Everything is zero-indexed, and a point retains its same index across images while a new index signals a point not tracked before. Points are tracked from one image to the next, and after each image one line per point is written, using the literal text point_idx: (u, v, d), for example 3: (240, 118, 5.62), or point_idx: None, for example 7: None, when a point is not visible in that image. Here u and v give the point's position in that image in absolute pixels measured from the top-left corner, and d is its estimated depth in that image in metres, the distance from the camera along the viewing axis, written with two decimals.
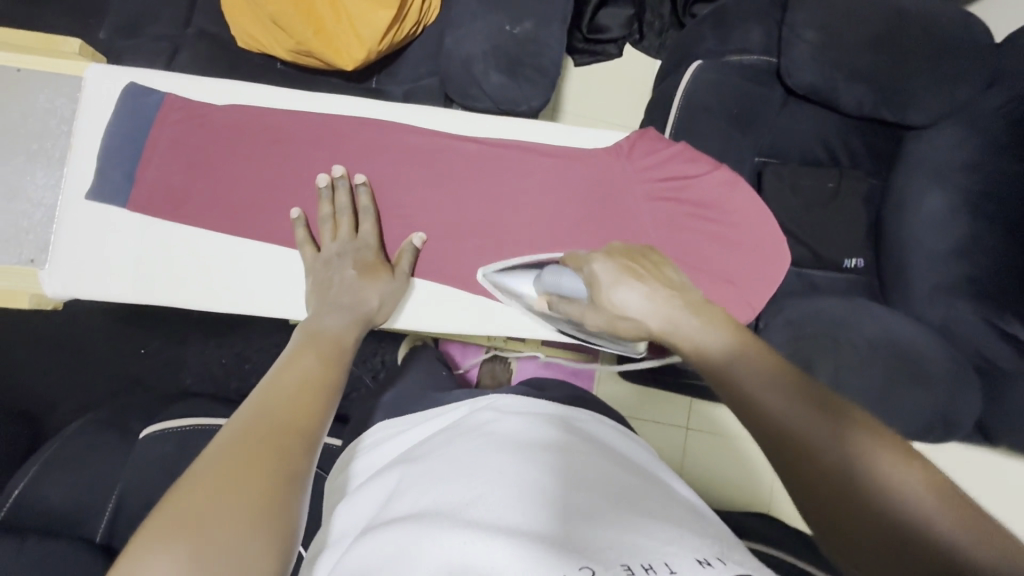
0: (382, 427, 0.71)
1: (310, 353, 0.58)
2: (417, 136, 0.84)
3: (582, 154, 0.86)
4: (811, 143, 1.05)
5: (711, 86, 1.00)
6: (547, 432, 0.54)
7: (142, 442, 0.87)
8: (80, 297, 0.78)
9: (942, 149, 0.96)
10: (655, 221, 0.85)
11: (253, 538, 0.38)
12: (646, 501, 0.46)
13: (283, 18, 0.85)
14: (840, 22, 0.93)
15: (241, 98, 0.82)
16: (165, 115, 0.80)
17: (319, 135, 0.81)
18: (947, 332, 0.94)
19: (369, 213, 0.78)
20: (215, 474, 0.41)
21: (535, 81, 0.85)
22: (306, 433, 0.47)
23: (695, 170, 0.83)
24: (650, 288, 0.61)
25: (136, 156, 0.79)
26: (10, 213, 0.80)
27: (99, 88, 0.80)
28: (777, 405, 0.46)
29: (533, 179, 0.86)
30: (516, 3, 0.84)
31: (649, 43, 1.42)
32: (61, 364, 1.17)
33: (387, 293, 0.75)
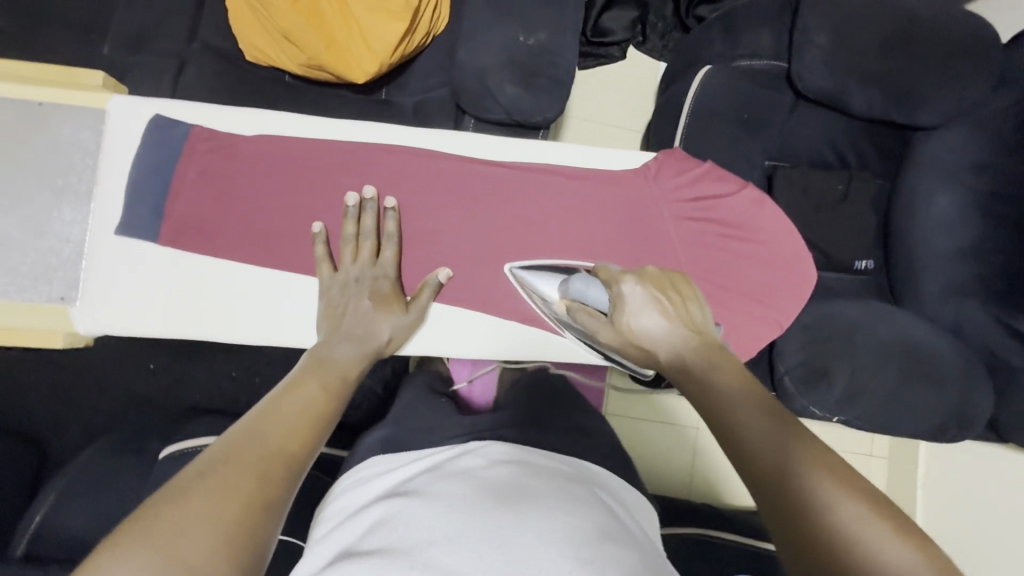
0: (369, 457, 0.73)
1: (313, 383, 0.60)
2: (438, 157, 0.83)
3: (602, 171, 0.86)
4: (820, 146, 1.05)
5: (720, 91, 1.00)
6: (525, 479, 0.56)
7: (160, 463, 0.86)
8: (112, 332, 0.77)
9: (948, 151, 0.97)
10: (682, 239, 0.86)
11: (218, 558, 0.38)
12: (607, 550, 0.47)
13: (293, 33, 0.84)
14: (850, 24, 0.93)
15: (265, 125, 0.81)
16: (192, 147, 0.79)
17: (346, 162, 0.81)
18: (958, 331, 0.95)
19: (391, 240, 0.78)
20: (196, 487, 0.42)
21: (549, 92, 0.84)
22: (291, 459, 0.49)
23: (723, 191, 0.86)
24: (671, 321, 0.65)
25: (164, 188, 0.78)
26: (37, 251, 0.77)
27: (125, 121, 0.79)
28: (766, 442, 0.49)
29: (553, 196, 0.85)
30: (528, 13, 0.84)
31: (652, 45, 1.42)
32: (70, 384, 1.16)
33: (399, 326, 0.75)
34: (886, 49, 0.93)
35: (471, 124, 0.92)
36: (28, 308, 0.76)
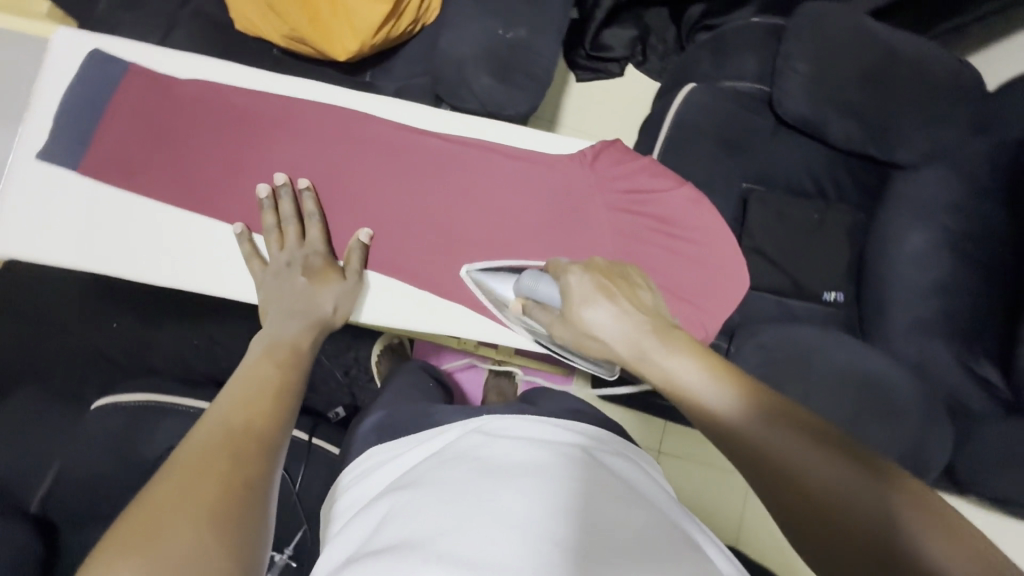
0: (366, 454, 0.69)
1: (269, 362, 0.62)
2: (378, 125, 0.82)
3: (542, 156, 0.84)
4: (800, 174, 1.05)
5: (702, 110, 1.02)
6: (537, 451, 0.54)
7: (92, 413, 0.85)
8: (20, 258, 0.76)
9: (926, 188, 0.95)
10: (615, 231, 0.82)
11: (205, 547, 0.41)
12: (624, 521, 0.46)
13: (279, 4, 0.86)
14: (831, 56, 0.95)
15: (206, 74, 0.82)
16: (127, 83, 0.79)
17: (283, 119, 0.81)
18: (921, 372, 0.92)
19: (314, 218, 0.77)
20: (166, 488, 0.44)
21: (525, 87, 0.85)
22: (258, 436, 0.52)
23: (659, 186, 0.82)
24: (620, 307, 0.63)
25: (92, 120, 0.78)
26: None
27: (66, 50, 0.79)
28: (797, 449, 0.48)
29: (493, 178, 0.83)
30: (511, 10, 0.85)
31: (652, 65, 1.42)
32: (30, 333, 1.18)
33: (343, 294, 0.75)
34: (863, 84, 0.94)
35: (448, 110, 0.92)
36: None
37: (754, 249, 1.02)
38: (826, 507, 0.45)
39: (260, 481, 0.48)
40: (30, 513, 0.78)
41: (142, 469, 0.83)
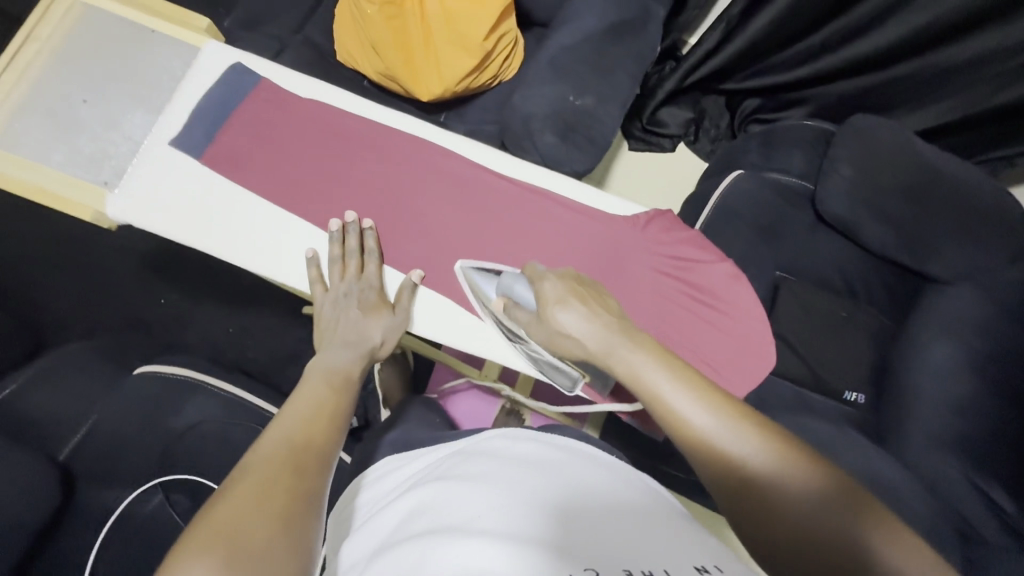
0: (375, 466, 0.73)
1: (322, 386, 0.67)
2: (462, 162, 0.89)
3: (600, 213, 0.86)
4: (828, 270, 1.07)
5: (744, 197, 1.08)
6: (553, 454, 0.59)
7: (133, 377, 0.92)
8: (134, 225, 0.84)
9: (956, 307, 0.98)
10: (651, 291, 0.84)
11: (280, 544, 0.45)
12: (641, 507, 0.51)
13: (379, 44, 0.93)
14: (878, 166, 1.00)
15: (319, 95, 0.92)
16: (255, 94, 0.90)
17: (376, 142, 0.89)
18: (931, 489, 0.91)
19: (373, 255, 0.82)
20: (238, 493, 0.48)
21: (585, 148, 0.93)
22: (316, 451, 0.57)
23: (703, 258, 0.85)
24: (589, 308, 0.67)
25: (222, 120, 0.88)
26: (101, 140, 0.89)
27: (210, 56, 0.91)
28: (790, 477, 0.49)
29: (555, 224, 0.86)
30: (583, 79, 0.93)
31: (701, 146, 1.51)
32: (87, 293, 1.29)
33: (391, 329, 0.79)
34: (906, 196, 0.99)
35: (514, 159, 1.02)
36: (72, 182, 0.86)
37: (780, 334, 1.04)
38: (813, 529, 0.47)
39: (316, 490, 0.53)
40: (56, 460, 0.80)
41: (165, 437, 0.87)
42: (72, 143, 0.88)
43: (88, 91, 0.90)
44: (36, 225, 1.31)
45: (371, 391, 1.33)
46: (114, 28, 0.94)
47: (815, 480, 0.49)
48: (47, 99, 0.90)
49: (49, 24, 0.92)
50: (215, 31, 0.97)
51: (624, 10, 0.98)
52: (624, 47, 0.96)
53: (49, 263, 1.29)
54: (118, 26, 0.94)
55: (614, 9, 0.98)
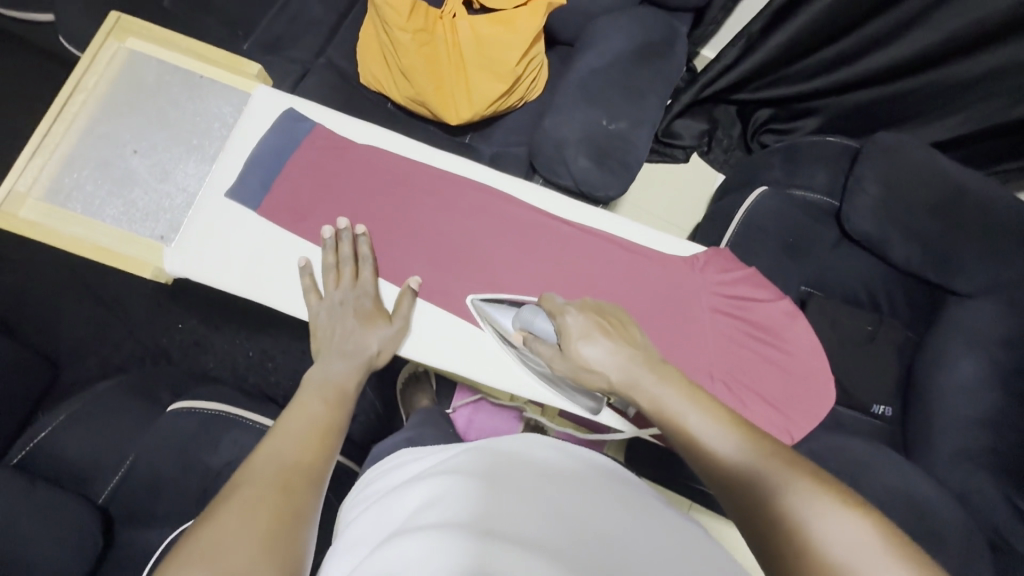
0: (404, 451, 0.86)
1: (316, 399, 0.69)
2: (521, 207, 0.86)
3: (658, 254, 0.83)
4: (856, 286, 1.09)
5: (770, 213, 1.09)
6: (566, 464, 0.66)
7: (168, 414, 0.88)
8: (192, 278, 0.82)
9: (982, 321, 0.99)
10: (711, 333, 0.80)
11: (262, 563, 0.49)
12: (645, 518, 0.58)
13: (409, 71, 0.90)
14: (904, 182, 1.02)
15: (373, 140, 0.89)
16: (312, 140, 0.87)
17: (432, 186, 0.87)
18: (964, 501, 0.94)
19: (367, 262, 0.80)
20: (231, 507, 0.52)
21: (618, 174, 0.92)
22: (309, 469, 0.60)
23: (761, 296, 0.81)
24: (615, 343, 0.66)
25: (276, 168, 0.86)
26: (156, 193, 0.88)
27: (263, 104, 0.89)
28: (759, 465, 0.51)
29: (615, 268, 0.82)
30: (615, 103, 0.93)
31: (715, 156, 1.51)
32: (104, 321, 1.27)
33: (388, 340, 0.77)
34: (932, 213, 1.00)
35: (539, 182, 1.00)
36: (130, 238, 0.85)
37: None
38: (741, 487, 0.51)
39: (305, 509, 0.56)
40: (96, 505, 0.81)
41: (199, 474, 0.84)
42: (125, 195, 0.87)
43: (138, 141, 0.89)
44: (50, 252, 1.29)
45: (394, 412, 1.32)
46: (160, 74, 0.92)
47: (780, 469, 0.50)
48: (96, 150, 0.88)
49: (95, 72, 0.90)
50: (264, 75, 0.94)
51: (652, 32, 0.98)
52: (653, 69, 0.96)
53: (64, 291, 1.27)
54: (166, 73, 0.92)
55: (642, 32, 0.98)
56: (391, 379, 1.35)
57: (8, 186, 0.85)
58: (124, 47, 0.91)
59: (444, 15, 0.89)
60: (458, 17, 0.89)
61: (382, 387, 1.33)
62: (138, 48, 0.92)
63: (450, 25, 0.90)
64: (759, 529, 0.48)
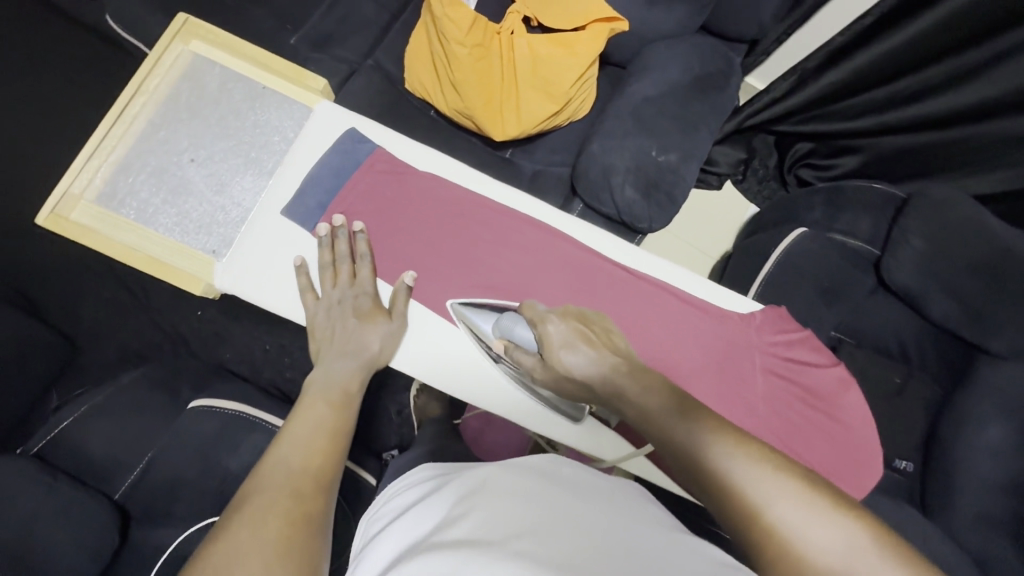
0: (421, 468, 0.84)
1: (321, 402, 0.69)
2: (578, 248, 0.83)
3: (714, 308, 0.80)
4: (886, 336, 1.08)
5: (807, 256, 1.07)
6: (589, 480, 0.65)
7: (188, 412, 0.87)
8: (240, 296, 0.82)
9: (1018, 385, 0.95)
10: (766, 395, 0.75)
11: (275, 565, 0.49)
12: (673, 532, 0.56)
13: (461, 83, 0.87)
14: (948, 237, 0.99)
15: (431, 161, 0.88)
16: (371, 163, 0.86)
17: (490, 218, 0.85)
18: (982, 566, 0.92)
19: (366, 259, 0.80)
20: (241, 516, 0.53)
21: (664, 207, 0.91)
22: (319, 473, 0.60)
23: (814, 360, 0.78)
24: (598, 352, 0.66)
25: (334, 189, 0.85)
26: (211, 205, 0.87)
27: (323, 121, 0.87)
28: (702, 440, 0.53)
29: (668, 319, 0.78)
30: (665, 133, 0.91)
31: (748, 185, 1.51)
32: (127, 304, 1.29)
33: (388, 335, 0.77)
34: (974, 271, 0.98)
35: (577, 209, 1.00)
36: (181, 250, 0.85)
37: None
38: (733, 496, 0.49)
39: (318, 514, 0.56)
40: (113, 501, 0.81)
41: (216, 476, 0.84)
42: (179, 205, 0.86)
43: (196, 149, 0.88)
44: None
45: (406, 418, 1.32)
46: (223, 81, 0.91)
47: (768, 476, 0.49)
48: (153, 156, 0.88)
49: (158, 74, 0.89)
50: (328, 89, 0.93)
51: (707, 64, 0.97)
52: (706, 101, 0.95)
53: (91, 271, 1.29)
54: (229, 80, 0.91)
55: (698, 63, 0.97)
56: (406, 384, 1.34)
57: (62, 188, 0.85)
58: (188, 50, 0.90)
59: (502, 31, 0.87)
60: (517, 34, 0.87)
61: (396, 392, 1.32)
62: (201, 51, 0.91)
63: (507, 41, 0.87)
64: (755, 542, 0.47)
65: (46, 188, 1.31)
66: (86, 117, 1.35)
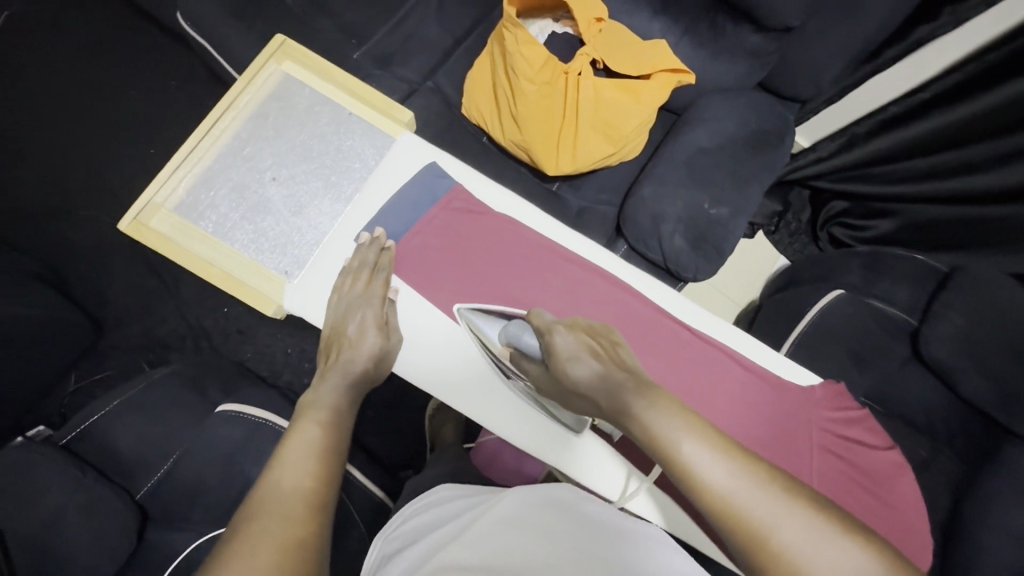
0: (446, 487, 0.81)
1: (311, 423, 0.67)
2: (638, 300, 0.82)
3: (774, 378, 0.79)
4: (914, 409, 1.06)
5: (842, 319, 1.08)
6: (581, 507, 0.62)
7: (216, 416, 0.87)
8: (307, 319, 0.84)
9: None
10: (820, 477, 0.71)
11: None
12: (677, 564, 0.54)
13: (522, 116, 0.88)
14: (995, 319, 0.97)
15: (498, 198, 0.89)
16: (448, 200, 0.87)
17: (547, 258, 0.84)
18: None
19: (382, 272, 0.82)
20: (230, 551, 0.51)
21: (711, 259, 0.92)
22: (311, 496, 0.59)
23: (871, 441, 0.75)
24: (605, 365, 0.63)
25: (409, 221, 0.86)
26: (287, 225, 0.87)
27: (408, 153, 0.89)
28: (683, 451, 0.51)
29: (726, 384, 0.78)
30: (719, 187, 0.92)
31: (780, 237, 1.49)
32: (152, 293, 1.29)
33: (378, 354, 0.77)
34: (1014, 353, 0.94)
35: (622, 249, 1.01)
36: (255, 267, 0.84)
37: None
38: (736, 521, 0.47)
39: (312, 539, 0.54)
40: (134, 500, 0.82)
41: (238, 483, 0.84)
42: (256, 222, 0.86)
43: (278, 168, 0.89)
44: (112, 212, 1.31)
45: (419, 434, 1.30)
46: (310, 103, 0.92)
47: (776, 497, 0.47)
48: (236, 171, 0.88)
49: (249, 92, 0.90)
50: (412, 122, 0.95)
51: (762, 122, 0.98)
52: (761, 158, 0.96)
53: (122, 256, 1.29)
54: (317, 102, 0.92)
55: (754, 117, 0.97)
56: (423, 402, 1.32)
57: (146, 197, 0.85)
58: (279, 69, 0.92)
59: (570, 71, 0.86)
60: (584, 76, 0.86)
61: (413, 409, 1.31)
62: (292, 71, 0.93)
63: (573, 82, 0.86)
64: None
65: (89, 169, 1.33)
66: (137, 102, 1.36)
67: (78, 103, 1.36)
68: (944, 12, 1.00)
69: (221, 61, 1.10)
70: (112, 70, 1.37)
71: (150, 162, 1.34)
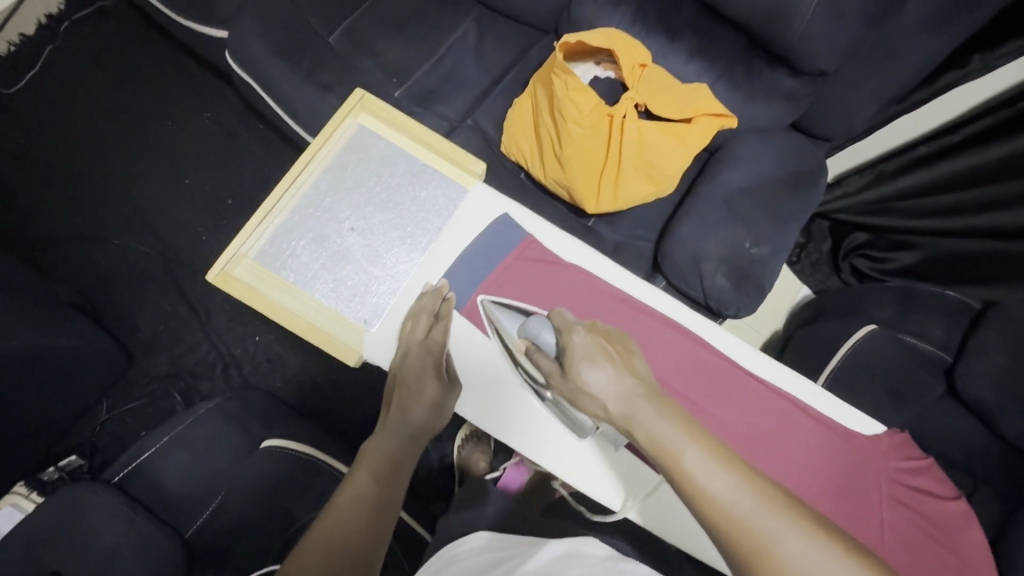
0: (473, 535, 0.79)
1: (367, 476, 0.75)
2: (708, 351, 0.82)
3: (842, 429, 0.79)
4: (951, 446, 1.05)
5: (874, 353, 1.08)
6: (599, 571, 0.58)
7: (262, 451, 0.88)
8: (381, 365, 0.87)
9: None
10: (889, 523, 0.72)
11: None
12: None
13: (566, 157, 0.91)
14: None
15: (564, 246, 0.90)
16: (521, 250, 0.87)
17: (595, 295, 0.84)
18: None
19: (442, 322, 0.83)
20: None
21: (752, 296, 0.93)
22: (351, 556, 0.65)
23: (939, 490, 0.77)
24: (615, 368, 0.64)
25: (483, 270, 0.87)
26: (365, 275, 0.88)
27: (479, 204, 0.91)
28: (685, 461, 0.54)
29: (792, 433, 0.78)
30: (760, 227, 0.94)
31: (801, 267, 1.50)
32: (183, 323, 1.29)
33: (437, 404, 0.81)
34: None
35: (660, 283, 1.03)
36: (337, 317, 0.86)
37: None
38: (738, 534, 0.50)
39: None
40: (182, 538, 0.84)
41: (281, 524, 0.83)
42: (334, 271, 0.88)
43: (356, 218, 0.90)
44: (144, 242, 1.33)
45: (447, 466, 1.29)
46: (386, 153, 0.93)
47: (779, 518, 0.49)
48: (314, 223, 0.89)
49: (330, 144, 0.92)
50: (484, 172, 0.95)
51: (799, 162, 1.00)
52: (799, 197, 0.97)
53: (155, 285, 1.30)
54: (392, 154, 0.93)
55: (791, 159, 0.99)
56: (451, 432, 1.32)
57: (232, 249, 0.87)
58: (355, 122, 0.94)
59: (615, 115, 0.88)
60: (629, 118, 0.88)
61: (442, 440, 1.30)
62: (367, 124, 0.94)
63: (617, 125, 0.88)
64: None
65: (124, 199, 1.35)
66: (171, 133, 1.39)
67: (115, 134, 1.38)
68: (972, 59, 1.04)
69: (264, 96, 1.12)
70: (149, 101, 1.40)
71: (182, 191, 1.35)
